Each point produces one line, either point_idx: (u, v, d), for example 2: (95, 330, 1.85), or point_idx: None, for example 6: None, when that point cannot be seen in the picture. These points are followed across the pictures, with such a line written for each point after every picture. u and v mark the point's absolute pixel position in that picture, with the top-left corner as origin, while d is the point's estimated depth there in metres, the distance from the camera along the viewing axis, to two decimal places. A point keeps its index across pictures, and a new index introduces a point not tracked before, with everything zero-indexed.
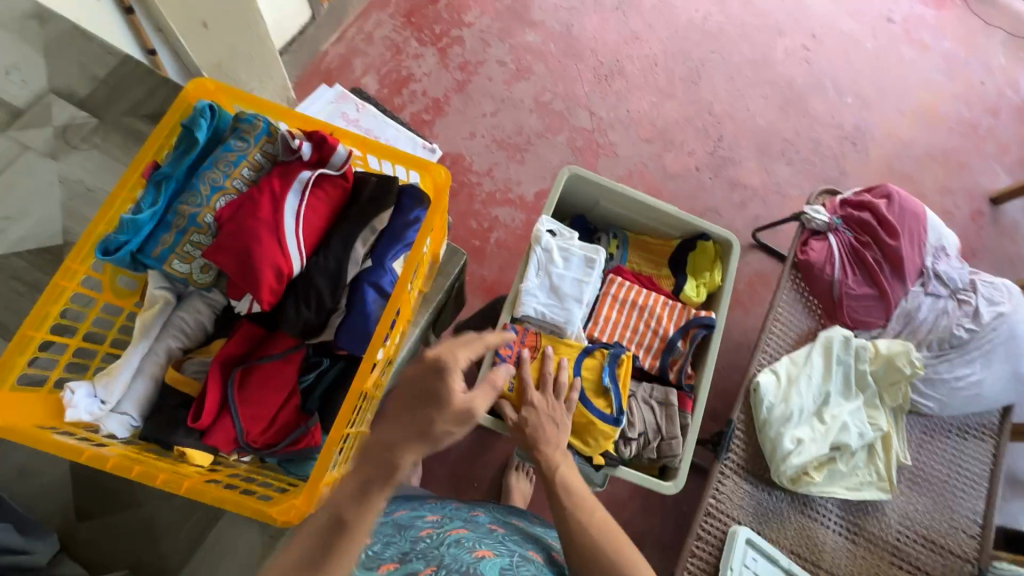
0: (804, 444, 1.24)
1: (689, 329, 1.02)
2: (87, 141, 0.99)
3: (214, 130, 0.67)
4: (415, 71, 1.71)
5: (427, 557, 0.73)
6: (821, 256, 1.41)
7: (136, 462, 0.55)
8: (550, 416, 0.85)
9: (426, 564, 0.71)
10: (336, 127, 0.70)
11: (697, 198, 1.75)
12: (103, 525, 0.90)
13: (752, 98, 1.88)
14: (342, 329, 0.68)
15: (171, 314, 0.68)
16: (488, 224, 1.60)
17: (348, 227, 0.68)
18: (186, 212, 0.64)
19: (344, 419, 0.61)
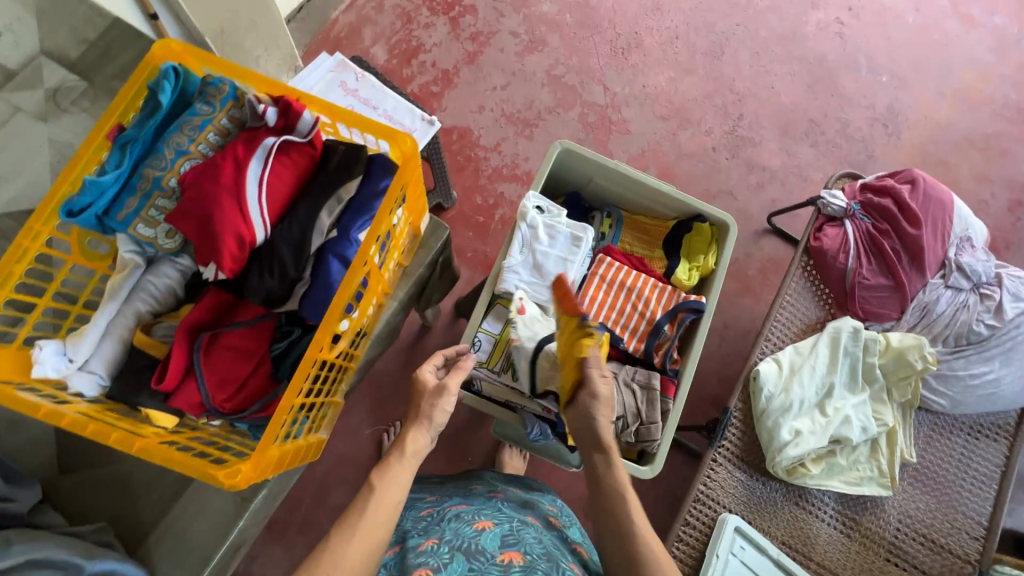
0: (803, 435, 1.21)
1: (676, 313, 0.99)
2: (77, 105, 1.00)
3: (181, 93, 0.66)
4: (425, 41, 1.67)
5: (429, 531, 0.78)
6: (834, 242, 1.34)
7: (93, 421, 0.57)
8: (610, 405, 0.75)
9: (428, 537, 0.77)
10: (303, 93, 0.69)
11: (712, 179, 1.68)
12: (83, 480, 0.86)
13: (778, 75, 1.79)
14: (307, 300, 0.68)
15: (141, 277, 0.69)
16: (493, 200, 1.57)
17: (314, 197, 0.67)
18: (150, 175, 0.64)
19: (295, 389, 0.61)
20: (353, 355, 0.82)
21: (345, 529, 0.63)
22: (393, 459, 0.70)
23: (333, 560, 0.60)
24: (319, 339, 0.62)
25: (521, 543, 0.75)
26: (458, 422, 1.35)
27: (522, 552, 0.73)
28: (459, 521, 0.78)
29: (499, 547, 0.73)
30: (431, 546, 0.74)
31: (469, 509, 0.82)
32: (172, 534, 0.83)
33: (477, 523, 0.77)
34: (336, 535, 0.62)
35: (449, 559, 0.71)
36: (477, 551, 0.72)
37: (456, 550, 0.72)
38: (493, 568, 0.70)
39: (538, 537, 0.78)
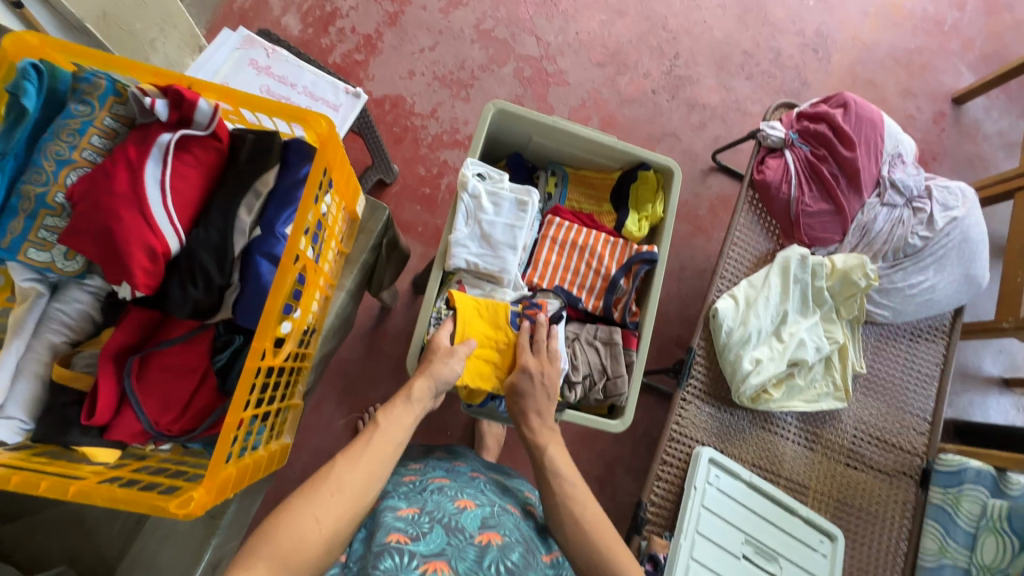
0: (762, 363, 1.25)
1: (632, 266, 0.98)
2: None
3: (49, 94, 0.59)
4: (341, 5, 1.54)
5: (410, 498, 0.76)
6: (777, 174, 1.36)
7: (17, 471, 0.52)
8: (544, 385, 0.84)
9: (409, 504, 0.75)
10: (193, 79, 0.62)
11: (655, 122, 1.67)
12: (32, 526, 0.78)
13: (708, 9, 1.75)
14: (240, 305, 0.63)
15: (47, 305, 0.62)
16: (437, 169, 1.51)
17: (228, 194, 0.62)
18: (31, 193, 0.57)
19: (239, 403, 0.57)
20: (305, 354, 0.78)
21: (349, 454, 0.69)
22: (400, 404, 0.77)
23: (338, 481, 0.65)
24: (257, 344, 0.58)
25: (501, 526, 0.74)
26: None
27: (501, 534, 0.72)
28: (443, 495, 0.77)
29: (478, 528, 0.72)
30: (411, 514, 0.72)
31: (453, 484, 0.81)
32: (145, 559, 0.77)
33: (459, 501, 0.76)
34: (339, 460, 0.67)
35: (428, 529, 0.70)
36: (457, 527, 0.71)
37: (437, 522, 0.71)
38: (471, 548, 0.68)
39: (517, 524, 0.77)
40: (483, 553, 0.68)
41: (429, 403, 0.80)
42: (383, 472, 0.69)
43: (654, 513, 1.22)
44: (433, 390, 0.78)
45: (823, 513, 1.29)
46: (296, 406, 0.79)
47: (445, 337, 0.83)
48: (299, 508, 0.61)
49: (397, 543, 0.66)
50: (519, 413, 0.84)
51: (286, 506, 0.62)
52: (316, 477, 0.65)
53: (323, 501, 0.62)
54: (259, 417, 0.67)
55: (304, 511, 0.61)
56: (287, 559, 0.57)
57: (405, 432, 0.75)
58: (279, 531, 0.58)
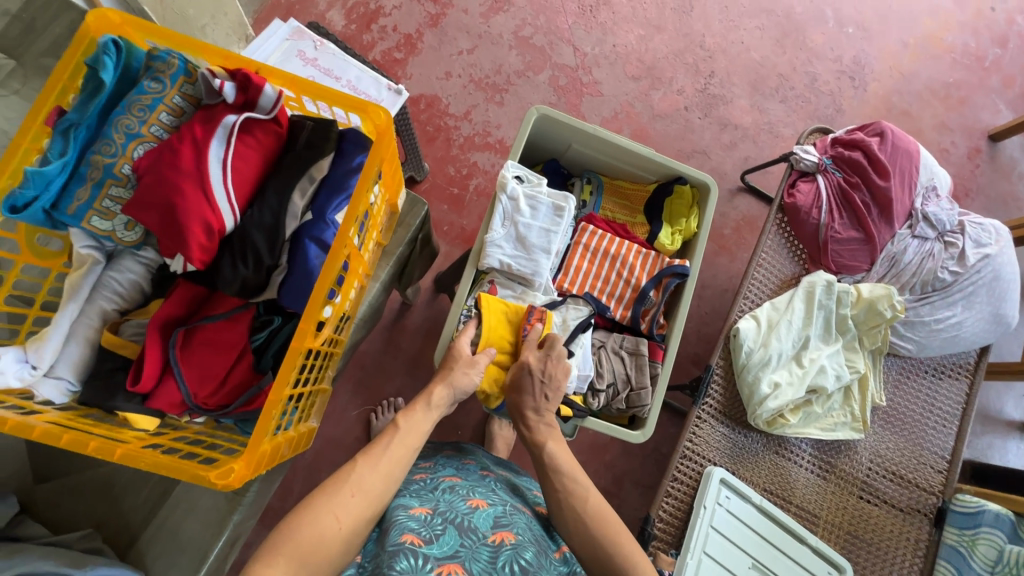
0: (781, 388, 1.23)
1: (662, 278, 0.98)
2: (6, 86, 0.89)
3: (124, 69, 0.61)
4: (384, 4, 1.57)
5: (422, 497, 0.74)
6: (808, 198, 1.35)
7: (66, 431, 0.53)
8: (543, 382, 0.82)
9: (421, 503, 0.72)
10: (261, 66, 0.64)
11: (686, 139, 1.67)
12: (63, 487, 0.80)
13: (747, 30, 1.75)
14: (285, 288, 0.65)
15: (102, 273, 0.64)
16: (466, 170, 1.52)
17: (284, 177, 0.63)
18: (100, 162, 0.59)
19: (284, 380, 0.59)
20: (338, 341, 0.79)
21: (370, 454, 0.68)
22: (421, 409, 0.76)
23: (357, 481, 0.64)
24: (304, 328, 0.60)
25: (513, 525, 0.71)
26: None
27: (514, 534, 0.70)
28: (454, 494, 0.74)
29: (491, 528, 0.69)
30: (423, 514, 0.70)
31: (464, 483, 0.78)
32: (167, 530, 0.79)
33: (471, 500, 0.73)
34: (360, 459, 0.67)
35: (441, 530, 0.67)
36: (469, 528, 0.68)
37: (449, 523, 0.68)
38: (485, 549, 0.66)
39: (528, 524, 0.75)
40: (497, 553, 0.66)
41: (445, 411, 0.80)
42: (399, 468, 0.68)
43: (662, 529, 1.20)
44: (451, 399, 0.79)
45: (833, 544, 1.27)
46: (322, 391, 0.80)
47: (466, 345, 0.83)
48: (318, 507, 0.60)
49: (410, 544, 0.64)
50: (517, 411, 0.83)
51: (305, 504, 0.61)
52: (336, 475, 0.65)
53: (343, 500, 0.62)
54: (291, 407, 0.68)
55: (323, 509, 0.60)
56: (306, 559, 0.56)
57: (421, 433, 0.74)
58: (299, 529, 0.58)
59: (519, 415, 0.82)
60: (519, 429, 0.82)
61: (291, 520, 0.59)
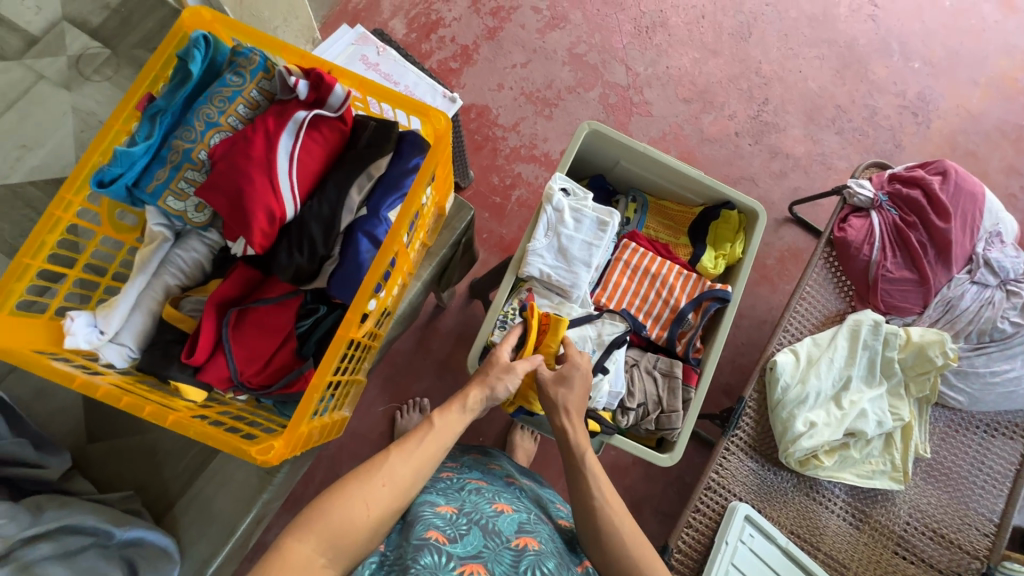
0: (817, 428, 1.18)
1: (702, 301, 0.97)
2: (100, 73, 0.97)
3: (210, 63, 0.65)
4: (445, 15, 1.62)
5: (448, 496, 0.74)
6: (859, 234, 1.29)
7: (125, 394, 0.57)
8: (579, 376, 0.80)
9: (447, 501, 0.73)
10: (333, 67, 0.68)
11: (733, 165, 1.64)
12: (111, 449, 0.85)
13: (806, 59, 1.73)
14: (334, 278, 0.67)
15: (169, 250, 0.69)
16: (510, 180, 1.55)
17: (344, 172, 0.66)
18: (180, 147, 0.63)
19: (327, 367, 0.62)
20: (377, 335, 0.81)
21: (403, 446, 0.69)
22: (456, 410, 0.75)
23: (389, 471, 0.65)
24: (348, 323, 0.62)
25: (537, 533, 0.71)
26: None
27: (537, 541, 0.70)
28: (480, 496, 0.75)
29: (515, 532, 0.70)
30: (449, 512, 0.70)
31: (489, 487, 0.79)
32: (200, 501, 0.83)
33: (497, 504, 0.74)
34: (392, 450, 0.67)
35: (466, 530, 0.68)
36: (494, 530, 0.69)
37: (474, 524, 0.69)
38: (508, 552, 0.66)
39: (551, 534, 0.74)
40: (519, 558, 0.66)
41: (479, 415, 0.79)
42: (428, 463, 0.68)
43: (679, 560, 1.16)
44: (485, 404, 0.78)
45: None
46: (358, 382, 0.82)
47: (506, 352, 0.82)
48: (350, 491, 0.61)
49: (435, 541, 0.64)
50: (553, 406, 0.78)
51: (336, 488, 0.62)
52: (368, 463, 0.66)
53: (373, 489, 0.63)
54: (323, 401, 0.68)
55: (354, 494, 0.61)
56: (334, 541, 0.58)
57: (451, 434, 0.73)
58: (330, 510, 0.59)
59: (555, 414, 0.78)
60: (559, 427, 0.77)
61: (322, 502, 0.60)
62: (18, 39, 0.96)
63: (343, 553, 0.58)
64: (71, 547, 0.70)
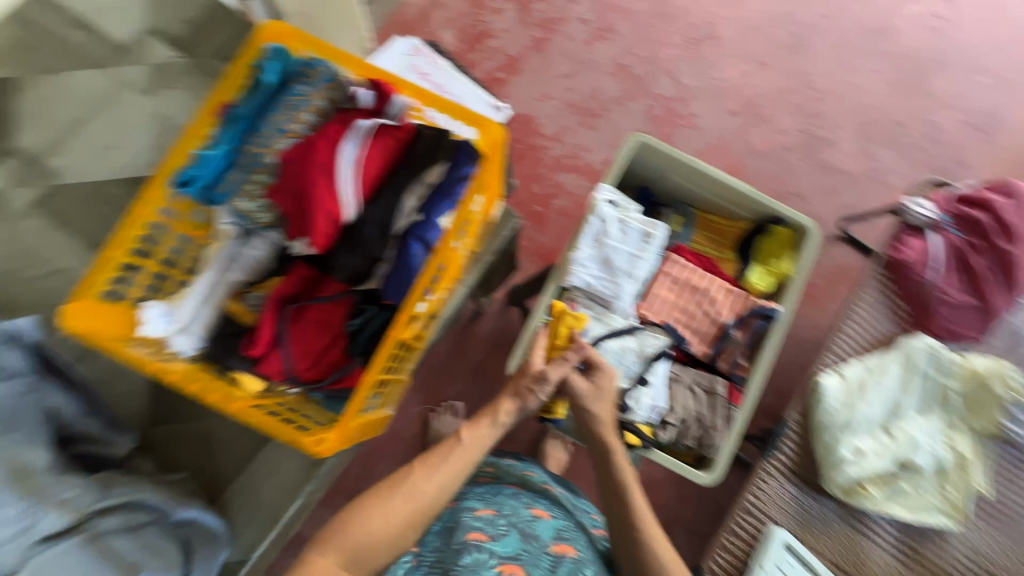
0: (865, 456, 1.13)
1: (748, 319, 0.97)
2: (178, 80, 1.04)
3: (282, 74, 0.70)
4: (493, 27, 1.63)
5: (487, 499, 0.75)
6: (916, 254, 1.22)
7: (192, 382, 0.64)
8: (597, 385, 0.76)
9: (486, 505, 0.73)
10: (396, 78, 0.71)
11: (781, 180, 1.60)
12: (173, 433, 0.91)
13: (862, 72, 1.67)
14: (388, 281, 0.70)
15: (237, 249, 0.73)
16: (551, 189, 1.55)
17: (400, 178, 0.69)
18: (252, 152, 0.68)
19: (378, 366, 0.65)
20: (420, 336, 0.81)
21: (428, 461, 0.68)
22: (486, 425, 0.72)
23: (410, 489, 0.65)
24: (394, 332, 0.66)
25: (573, 540, 0.73)
26: None
27: (574, 549, 0.71)
28: (518, 499, 0.75)
29: (553, 538, 0.71)
30: (489, 514, 0.71)
31: (526, 492, 0.79)
32: (250, 487, 0.88)
33: (534, 509, 0.74)
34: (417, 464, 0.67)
35: (504, 531, 0.68)
36: (532, 534, 0.69)
37: (513, 526, 0.69)
38: (545, 557, 0.68)
39: (586, 542, 0.75)
40: (556, 563, 0.68)
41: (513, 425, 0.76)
42: (449, 479, 0.67)
43: None
44: (517, 415, 0.74)
45: None
46: (400, 381, 0.82)
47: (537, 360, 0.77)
48: (371, 507, 0.63)
49: (476, 542, 0.66)
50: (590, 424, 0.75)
51: (360, 502, 0.64)
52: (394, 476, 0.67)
53: (393, 506, 0.63)
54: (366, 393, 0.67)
55: (375, 511, 0.63)
56: (354, 555, 0.61)
57: (478, 447, 0.70)
58: (352, 524, 0.62)
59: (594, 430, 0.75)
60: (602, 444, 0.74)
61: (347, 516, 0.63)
62: (109, 49, 1.04)
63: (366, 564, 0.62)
64: (134, 522, 0.73)
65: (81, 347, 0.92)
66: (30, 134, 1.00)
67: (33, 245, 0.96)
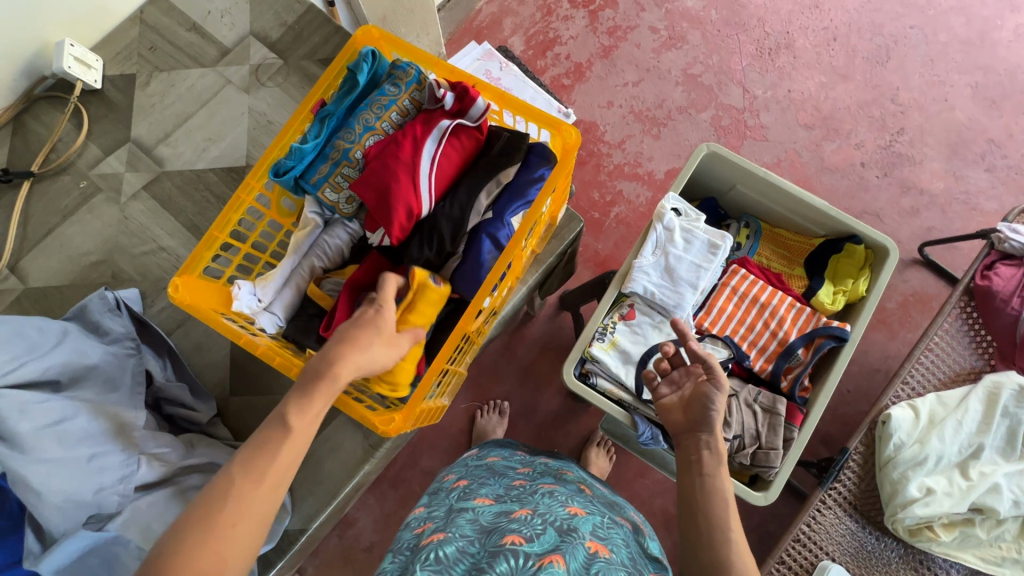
0: (935, 495, 1.02)
1: (815, 338, 0.93)
2: (272, 79, 1.13)
3: (373, 74, 0.75)
4: (562, 33, 1.64)
5: (522, 500, 0.65)
6: (1008, 284, 1.12)
7: (278, 355, 0.70)
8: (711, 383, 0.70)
9: (522, 506, 0.64)
10: (477, 81, 0.74)
11: (856, 198, 1.52)
12: (246, 404, 0.97)
13: (954, 87, 1.57)
14: (458, 273, 0.72)
15: (319, 235, 0.78)
16: (610, 197, 1.54)
17: (476, 178, 0.72)
18: (341, 146, 0.73)
19: (445, 356, 0.68)
20: (482, 331, 0.84)
21: (252, 460, 0.51)
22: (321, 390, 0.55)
23: (231, 513, 0.48)
24: (463, 325, 0.69)
25: (611, 541, 0.61)
26: (550, 411, 1.32)
27: (609, 549, 0.59)
28: (553, 498, 0.65)
29: (589, 535, 0.59)
30: (524, 515, 0.61)
31: (563, 490, 0.70)
32: (309, 465, 0.92)
33: (570, 506, 0.64)
34: (236, 472, 0.50)
35: (542, 528, 0.58)
36: (569, 529, 0.59)
37: (549, 524, 0.59)
38: (579, 551, 0.56)
39: (626, 541, 0.64)
40: (591, 561, 0.55)
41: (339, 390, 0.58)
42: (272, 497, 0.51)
43: None
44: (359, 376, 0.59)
45: None
46: (460, 372, 0.84)
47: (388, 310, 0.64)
48: (186, 552, 0.45)
49: (511, 544, 0.55)
50: (702, 419, 0.68)
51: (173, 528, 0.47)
52: (198, 504, 0.48)
53: (216, 549, 0.46)
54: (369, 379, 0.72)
55: (190, 555, 0.45)
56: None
57: (298, 441, 0.53)
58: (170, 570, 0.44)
59: (705, 422, 0.68)
60: (706, 438, 0.66)
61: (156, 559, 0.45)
62: (215, 50, 1.15)
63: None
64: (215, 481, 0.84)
65: (173, 320, 1.01)
66: (142, 125, 1.11)
67: (139, 224, 1.06)
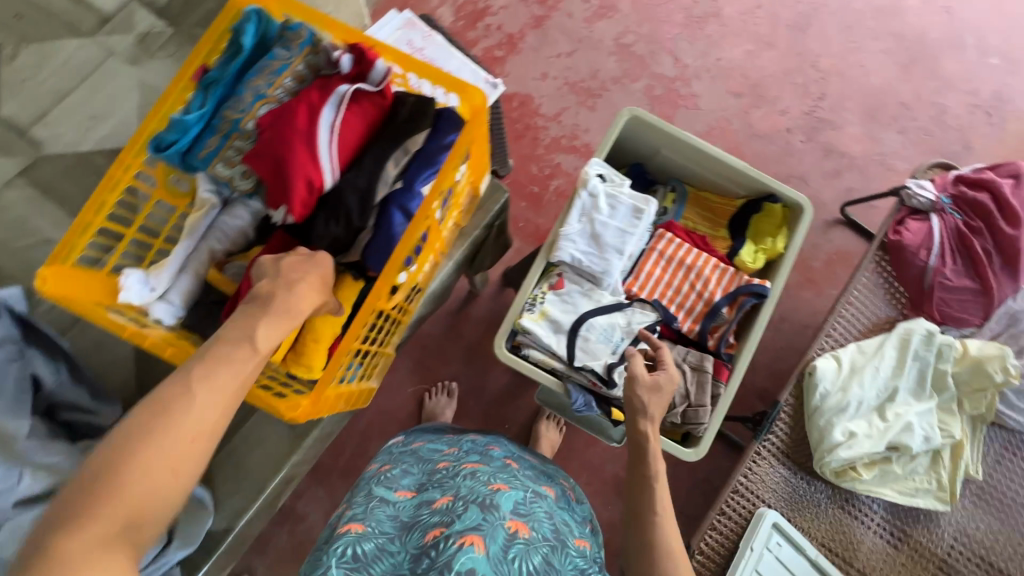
0: (857, 438, 1.08)
1: (738, 296, 0.95)
2: (164, 50, 1.03)
3: (262, 37, 0.69)
4: (492, 3, 1.59)
5: (443, 486, 0.63)
6: (916, 237, 1.18)
7: (171, 346, 0.67)
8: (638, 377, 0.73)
9: (443, 493, 0.61)
10: (377, 42, 0.70)
11: (784, 162, 1.57)
12: None
13: (869, 52, 1.63)
14: (370, 248, 0.69)
15: (217, 216, 0.72)
16: (548, 170, 1.52)
17: (383, 146, 0.68)
18: (230, 117, 0.68)
19: (353, 335, 0.66)
20: (406, 310, 0.82)
21: (211, 375, 0.52)
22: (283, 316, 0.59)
23: (189, 427, 0.50)
24: (371, 302, 0.66)
25: (533, 517, 0.59)
26: (497, 389, 1.31)
27: (530, 527, 0.58)
28: (475, 479, 0.63)
29: (510, 513, 0.58)
30: (445, 503, 0.59)
31: (485, 469, 0.67)
32: (232, 460, 0.89)
33: (493, 483, 0.62)
34: (193, 385, 0.51)
35: (463, 510, 0.56)
36: (491, 506, 0.57)
37: (470, 503, 0.57)
38: (499, 531, 0.55)
39: (550, 512, 0.63)
40: (510, 543, 0.54)
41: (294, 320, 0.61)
42: (224, 419, 0.53)
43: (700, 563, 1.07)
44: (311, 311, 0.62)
45: None
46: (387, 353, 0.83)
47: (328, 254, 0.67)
48: (138, 457, 0.47)
49: (433, 540, 0.54)
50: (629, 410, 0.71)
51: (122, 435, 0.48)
52: (151, 410, 0.49)
53: (170, 457, 0.48)
54: (284, 368, 0.72)
55: (142, 461, 0.47)
56: (137, 518, 0.46)
57: (253, 366, 0.56)
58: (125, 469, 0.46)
59: (634, 413, 0.71)
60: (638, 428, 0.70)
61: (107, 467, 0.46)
62: (94, 18, 1.04)
63: (149, 531, 0.47)
64: None
65: (66, 318, 0.94)
66: (14, 104, 1.00)
67: (18, 215, 0.95)
